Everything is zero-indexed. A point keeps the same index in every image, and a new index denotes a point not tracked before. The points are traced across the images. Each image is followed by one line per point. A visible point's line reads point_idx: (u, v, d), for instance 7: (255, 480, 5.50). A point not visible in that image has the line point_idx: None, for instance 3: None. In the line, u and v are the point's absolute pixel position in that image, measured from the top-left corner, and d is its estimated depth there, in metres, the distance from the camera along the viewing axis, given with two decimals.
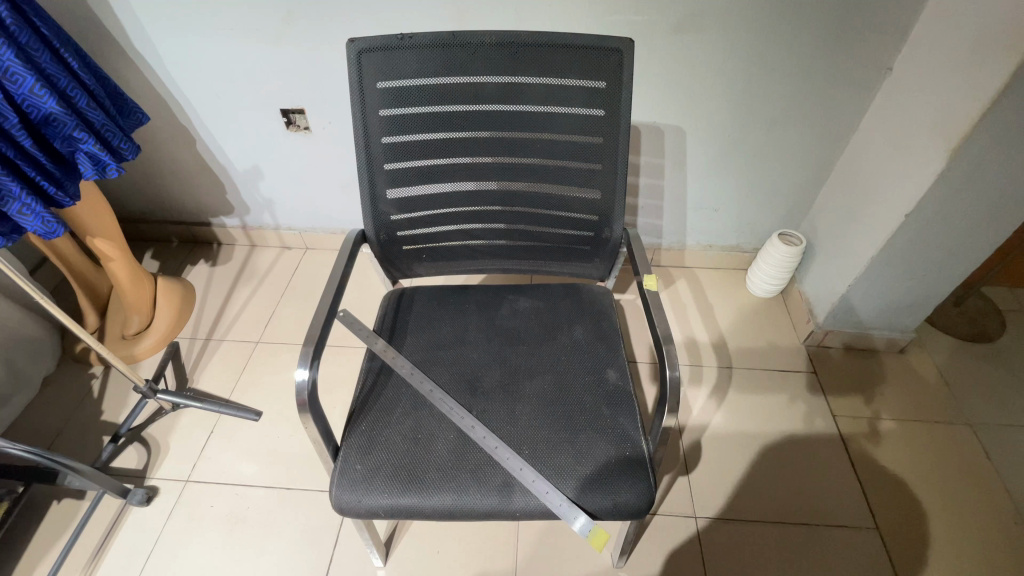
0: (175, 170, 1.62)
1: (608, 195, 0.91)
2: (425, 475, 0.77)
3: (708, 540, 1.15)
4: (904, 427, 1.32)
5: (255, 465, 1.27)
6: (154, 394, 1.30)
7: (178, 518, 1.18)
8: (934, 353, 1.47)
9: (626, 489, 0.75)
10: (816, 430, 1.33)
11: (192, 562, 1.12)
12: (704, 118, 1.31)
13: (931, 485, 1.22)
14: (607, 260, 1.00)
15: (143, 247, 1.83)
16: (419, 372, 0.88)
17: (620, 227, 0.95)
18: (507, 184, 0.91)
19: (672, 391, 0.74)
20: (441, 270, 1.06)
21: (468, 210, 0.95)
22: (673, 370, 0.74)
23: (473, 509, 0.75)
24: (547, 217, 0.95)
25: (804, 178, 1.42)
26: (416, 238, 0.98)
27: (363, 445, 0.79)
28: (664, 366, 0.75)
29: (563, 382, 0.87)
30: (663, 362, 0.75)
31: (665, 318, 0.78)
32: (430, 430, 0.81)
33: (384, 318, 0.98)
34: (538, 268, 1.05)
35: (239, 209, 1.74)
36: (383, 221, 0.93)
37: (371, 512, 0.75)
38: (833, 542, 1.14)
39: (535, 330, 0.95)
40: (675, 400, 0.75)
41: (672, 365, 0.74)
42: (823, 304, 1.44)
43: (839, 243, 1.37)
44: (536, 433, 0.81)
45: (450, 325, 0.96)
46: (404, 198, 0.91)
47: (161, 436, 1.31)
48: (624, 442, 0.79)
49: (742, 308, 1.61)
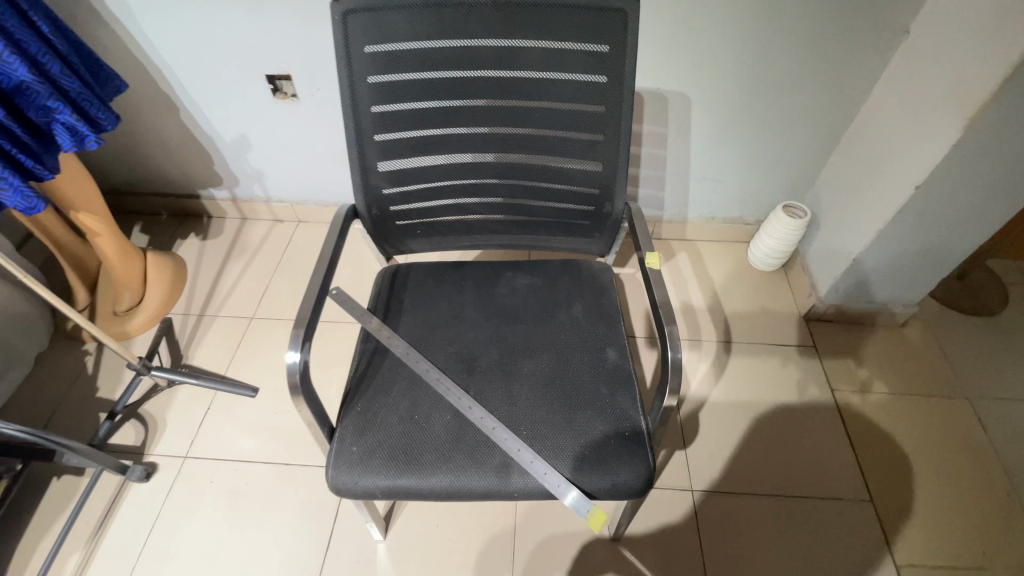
0: (160, 139, 1.56)
1: (609, 167, 0.86)
2: (422, 456, 0.76)
3: (704, 512, 1.16)
4: (902, 400, 1.32)
5: (253, 440, 1.27)
6: (148, 370, 1.28)
7: (180, 495, 1.18)
8: (936, 327, 1.46)
9: (625, 469, 0.75)
10: (815, 404, 1.32)
11: (194, 535, 1.13)
12: (710, 84, 1.25)
13: (926, 458, 1.23)
14: (607, 235, 0.97)
15: (132, 220, 1.79)
16: (416, 352, 0.86)
17: (622, 202, 0.91)
18: (503, 156, 0.87)
19: (675, 373, 0.72)
20: (436, 246, 1.02)
21: (463, 183, 0.91)
22: (675, 353, 0.71)
23: (471, 490, 0.75)
24: (545, 191, 0.91)
25: (811, 146, 1.37)
26: (410, 213, 0.94)
27: (359, 424, 0.78)
28: (665, 348, 0.73)
29: (563, 361, 0.85)
30: (664, 342, 0.73)
31: (668, 295, 0.75)
32: (427, 410, 0.80)
33: (379, 295, 0.95)
34: (537, 243, 1.02)
35: (227, 180, 1.69)
36: (375, 196, 0.89)
37: (367, 493, 0.75)
38: (827, 514, 1.16)
39: (533, 308, 0.92)
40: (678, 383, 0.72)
41: (674, 348, 0.71)
42: (826, 278, 1.42)
43: (847, 215, 1.33)
44: (535, 414, 0.80)
45: (447, 303, 0.93)
46: (396, 171, 0.87)
47: (158, 413, 1.31)
48: (623, 421, 0.78)
49: (744, 282, 1.57)
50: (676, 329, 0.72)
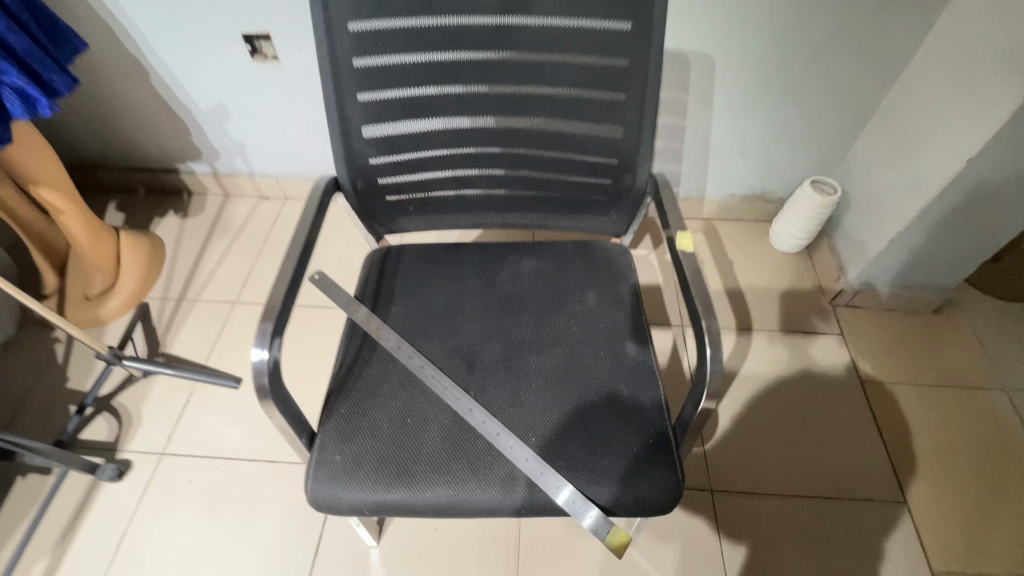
0: (132, 108, 1.43)
1: (631, 132, 0.75)
2: (415, 466, 0.66)
3: (723, 514, 1.08)
4: (935, 393, 1.23)
5: (235, 435, 1.17)
6: (121, 360, 1.18)
7: (156, 495, 1.09)
8: (971, 313, 1.36)
9: (648, 482, 0.65)
10: (843, 397, 1.23)
11: (171, 538, 1.05)
12: (737, 44, 1.12)
13: (962, 456, 1.14)
14: (626, 212, 0.85)
15: (107, 197, 1.67)
16: (408, 346, 0.76)
17: (645, 173, 0.79)
18: (508, 120, 0.75)
19: (714, 376, 0.60)
20: (432, 225, 0.91)
21: (461, 153, 0.79)
22: (715, 352, 0.60)
23: (471, 506, 0.65)
24: (555, 162, 0.80)
25: (846, 115, 1.25)
26: (401, 187, 0.82)
27: (343, 430, 0.68)
28: (703, 345, 0.61)
29: (576, 357, 0.75)
30: (701, 339, 0.61)
31: (705, 283, 0.64)
32: (422, 413, 0.69)
33: (367, 281, 0.84)
34: (545, 222, 0.90)
35: (207, 153, 1.56)
36: (360, 166, 0.77)
37: (353, 510, 0.65)
38: (857, 518, 1.07)
39: (540, 295, 0.82)
40: (718, 388, 0.60)
41: (714, 347, 0.60)
42: (856, 261, 1.31)
43: (884, 192, 1.21)
44: (545, 418, 0.70)
45: (444, 289, 0.82)
46: (383, 138, 0.75)
47: (132, 405, 1.21)
48: (646, 427, 0.69)
49: (765, 264, 1.46)
50: (716, 324, 0.61)
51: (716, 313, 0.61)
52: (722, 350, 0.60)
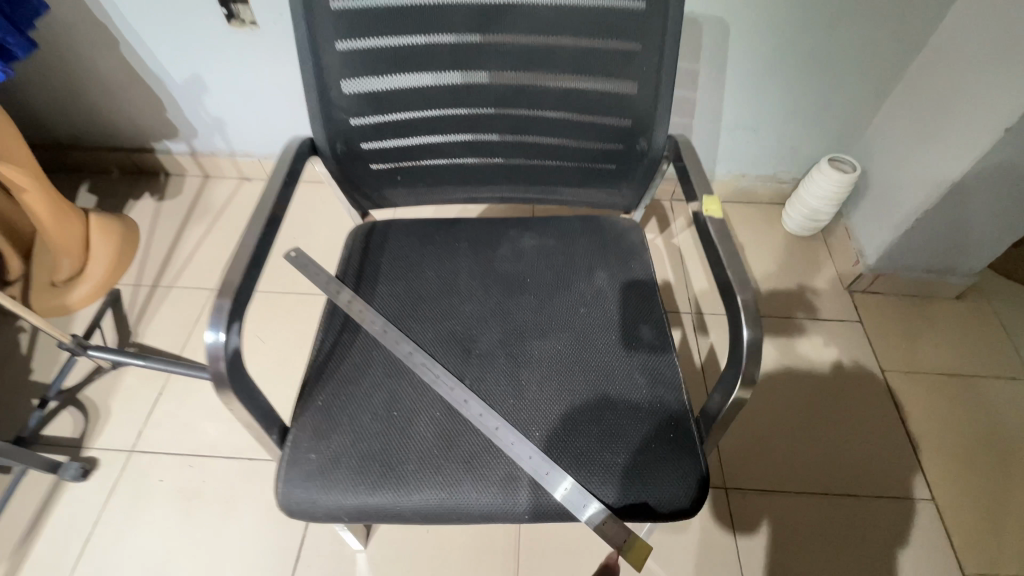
0: (101, 80, 1.33)
1: (647, 89, 0.66)
2: (403, 466, 0.58)
3: (739, 513, 1.00)
4: (959, 382, 1.16)
5: (211, 431, 1.08)
6: (85, 350, 1.08)
7: (124, 495, 1.01)
8: (994, 299, 1.29)
9: (669, 482, 0.58)
10: (862, 387, 1.16)
11: (140, 543, 0.96)
12: (755, 7, 1.04)
13: (989, 448, 1.08)
14: (638, 183, 0.77)
15: (78, 179, 1.56)
16: (395, 330, 0.67)
17: (661, 137, 0.70)
18: (507, 76, 0.67)
19: (751, 359, 0.53)
20: (423, 198, 0.82)
21: (455, 114, 0.71)
22: (752, 331, 0.52)
23: (467, 511, 0.57)
24: (560, 125, 0.71)
25: (867, 88, 1.17)
26: (387, 153, 0.73)
27: (320, 425, 0.59)
28: (737, 324, 0.54)
29: (584, 342, 0.67)
30: (735, 316, 0.54)
31: (738, 253, 0.56)
32: (410, 405, 0.61)
33: (349, 259, 0.75)
34: (548, 195, 0.82)
35: (184, 131, 1.46)
36: (341, 128, 0.69)
37: (331, 516, 0.57)
38: (882, 516, 1.00)
39: (544, 274, 0.73)
40: (756, 373, 0.53)
41: (751, 325, 0.52)
42: (876, 243, 1.23)
43: (908, 169, 1.14)
44: (550, 410, 0.62)
45: (436, 268, 0.74)
46: (366, 94, 0.66)
47: (100, 399, 1.12)
48: (666, 420, 0.61)
49: (778, 248, 1.38)
50: (753, 298, 0.53)
51: (752, 286, 0.54)
52: (760, 328, 0.53)
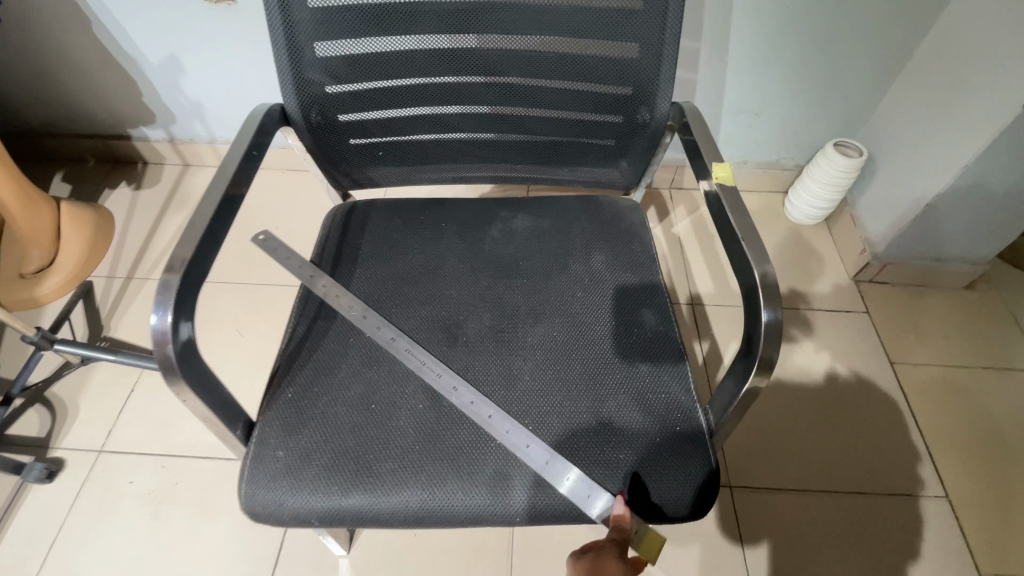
0: (71, 61, 1.26)
1: (650, 52, 0.61)
2: (381, 463, 0.52)
3: (744, 513, 0.95)
4: (970, 374, 1.12)
5: (186, 429, 1.02)
6: (51, 344, 1.02)
7: (92, 498, 0.95)
8: (1004, 288, 1.25)
9: (674, 480, 0.53)
10: (871, 380, 1.11)
11: (107, 549, 0.90)
12: None
13: (1003, 442, 1.03)
14: (638, 159, 0.72)
15: (52, 168, 1.50)
16: (376, 316, 0.62)
17: (664, 106, 0.65)
18: (497, 38, 0.61)
19: (770, 341, 0.48)
20: (407, 178, 0.76)
21: (440, 82, 0.65)
22: (771, 310, 0.47)
23: (451, 514, 0.51)
24: (554, 95, 0.66)
25: (875, 68, 1.12)
26: (367, 126, 0.68)
27: (290, 419, 0.54)
28: (754, 302, 0.49)
29: (581, 328, 0.61)
30: (752, 293, 0.48)
31: (755, 225, 0.51)
32: (390, 397, 0.56)
33: (327, 241, 0.70)
34: (542, 174, 0.77)
35: (161, 116, 1.40)
36: (316, 96, 0.63)
37: (300, 520, 0.51)
38: (894, 514, 0.95)
39: (538, 257, 0.68)
40: (774, 356, 0.48)
41: (770, 303, 0.47)
42: (883, 230, 1.19)
43: (916, 152, 1.09)
44: (545, 401, 0.56)
45: (420, 250, 0.68)
46: (342, 58, 0.61)
47: (69, 396, 1.06)
48: (670, 412, 0.56)
49: (781, 237, 1.34)
50: (772, 272, 0.48)
51: (771, 260, 0.49)
52: (780, 308, 0.47)
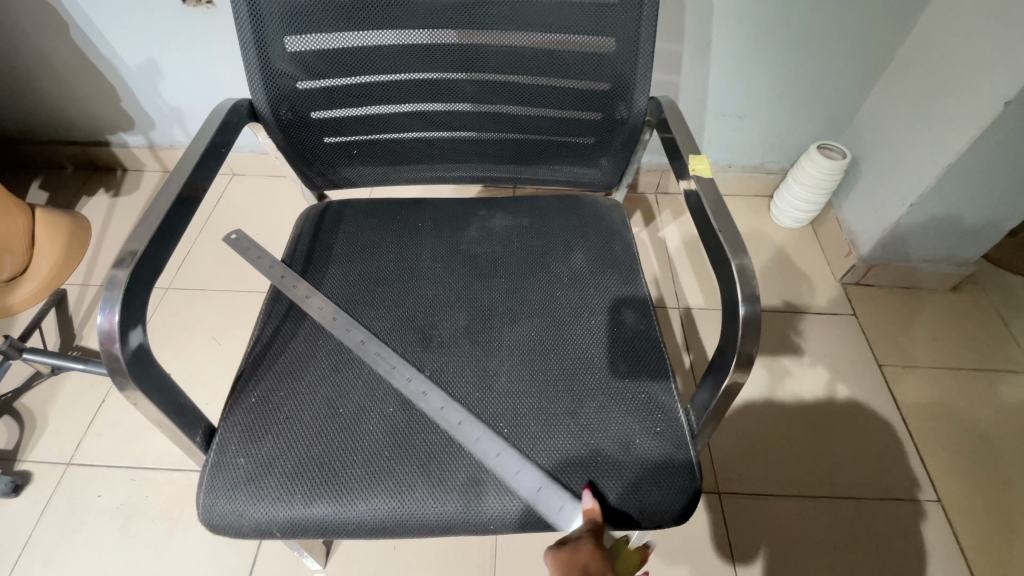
0: (46, 66, 1.24)
1: (626, 46, 0.60)
2: (347, 469, 0.50)
3: (734, 521, 0.94)
4: (959, 376, 1.11)
5: (160, 439, 0.99)
6: (20, 353, 0.99)
7: (58, 511, 0.91)
8: (990, 289, 1.25)
9: (657, 482, 0.51)
10: (858, 383, 1.10)
11: (72, 566, 0.86)
12: None
13: (993, 444, 1.02)
14: (618, 156, 0.71)
15: (29, 175, 1.47)
16: (346, 317, 0.60)
17: (642, 101, 0.64)
18: (471, 33, 0.60)
19: (749, 336, 0.46)
20: (383, 177, 0.75)
21: (415, 78, 0.64)
22: (750, 303, 0.46)
23: (422, 522, 0.49)
24: (532, 92, 0.65)
25: (857, 70, 1.12)
26: (341, 123, 0.66)
27: (252, 424, 0.51)
28: (732, 295, 0.47)
29: (560, 328, 0.60)
30: (730, 286, 0.47)
31: (732, 218, 0.50)
32: (359, 400, 0.53)
33: (298, 241, 0.68)
34: (522, 175, 0.75)
35: (141, 122, 1.37)
36: (286, 92, 0.61)
37: (262, 530, 0.49)
38: (884, 521, 0.94)
39: (515, 256, 0.66)
40: (753, 352, 0.46)
41: (748, 296, 0.46)
42: (868, 232, 1.18)
43: (899, 153, 1.09)
44: (521, 403, 0.54)
45: (396, 249, 0.66)
46: (312, 52, 0.59)
47: (38, 407, 1.02)
48: (650, 412, 0.54)
49: (767, 240, 1.33)
50: (749, 264, 0.47)
51: (749, 252, 0.47)
52: (758, 301, 0.46)
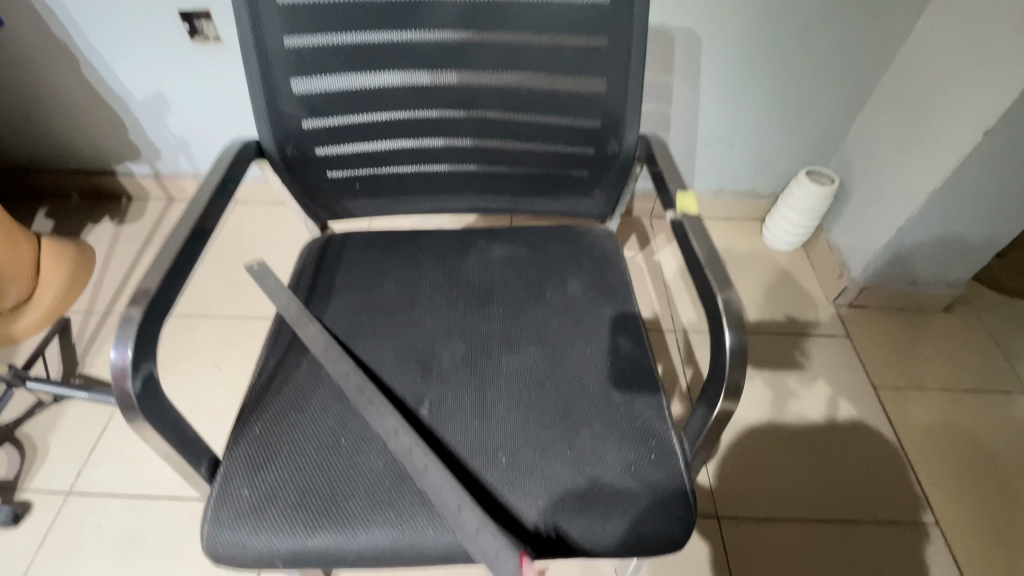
0: (57, 99, 1.28)
1: (616, 87, 0.63)
2: (348, 500, 0.51)
3: (735, 545, 0.94)
4: (953, 397, 1.12)
5: (159, 466, 0.99)
6: (24, 381, 1.00)
7: (57, 541, 0.91)
8: (980, 310, 1.27)
9: (652, 510, 0.52)
10: (853, 404, 1.11)
11: None
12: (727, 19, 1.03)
13: (987, 465, 1.03)
14: (611, 189, 0.73)
15: (35, 203, 1.49)
16: (348, 348, 0.61)
17: (632, 137, 0.67)
18: (470, 76, 0.63)
19: (736, 366, 0.48)
20: (383, 210, 0.77)
21: (416, 117, 0.66)
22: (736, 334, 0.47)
23: (421, 552, 0.50)
24: (527, 128, 0.68)
25: (841, 99, 1.17)
26: (343, 160, 0.69)
27: (256, 455, 0.53)
28: (719, 327, 0.49)
29: (556, 357, 0.61)
30: (717, 318, 0.49)
31: (718, 252, 0.52)
32: (360, 431, 0.55)
33: (302, 272, 0.70)
34: (518, 206, 0.78)
35: (147, 152, 1.41)
36: (292, 131, 0.64)
37: (264, 561, 0.50)
38: (883, 545, 0.94)
39: (513, 285, 0.68)
40: (741, 381, 0.48)
41: (734, 327, 0.48)
42: (858, 255, 1.21)
43: (884, 179, 1.13)
44: (518, 432, 0.56)
45: (396, 280, 0.68)
46: (319, 95, 0.62)
47: (39, 435, 1.02)
48: (644, 440, 0.55)
49: (760, 263, 1.36)
50: (735, 297, 0.49)
51: (733, 286, 0.49)
52: (744, 333, 0.48)
